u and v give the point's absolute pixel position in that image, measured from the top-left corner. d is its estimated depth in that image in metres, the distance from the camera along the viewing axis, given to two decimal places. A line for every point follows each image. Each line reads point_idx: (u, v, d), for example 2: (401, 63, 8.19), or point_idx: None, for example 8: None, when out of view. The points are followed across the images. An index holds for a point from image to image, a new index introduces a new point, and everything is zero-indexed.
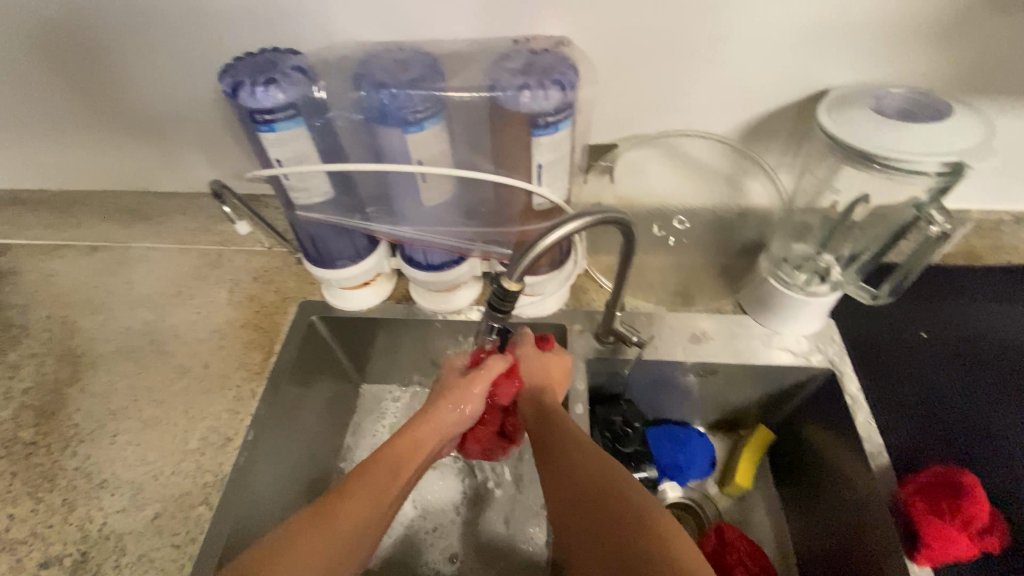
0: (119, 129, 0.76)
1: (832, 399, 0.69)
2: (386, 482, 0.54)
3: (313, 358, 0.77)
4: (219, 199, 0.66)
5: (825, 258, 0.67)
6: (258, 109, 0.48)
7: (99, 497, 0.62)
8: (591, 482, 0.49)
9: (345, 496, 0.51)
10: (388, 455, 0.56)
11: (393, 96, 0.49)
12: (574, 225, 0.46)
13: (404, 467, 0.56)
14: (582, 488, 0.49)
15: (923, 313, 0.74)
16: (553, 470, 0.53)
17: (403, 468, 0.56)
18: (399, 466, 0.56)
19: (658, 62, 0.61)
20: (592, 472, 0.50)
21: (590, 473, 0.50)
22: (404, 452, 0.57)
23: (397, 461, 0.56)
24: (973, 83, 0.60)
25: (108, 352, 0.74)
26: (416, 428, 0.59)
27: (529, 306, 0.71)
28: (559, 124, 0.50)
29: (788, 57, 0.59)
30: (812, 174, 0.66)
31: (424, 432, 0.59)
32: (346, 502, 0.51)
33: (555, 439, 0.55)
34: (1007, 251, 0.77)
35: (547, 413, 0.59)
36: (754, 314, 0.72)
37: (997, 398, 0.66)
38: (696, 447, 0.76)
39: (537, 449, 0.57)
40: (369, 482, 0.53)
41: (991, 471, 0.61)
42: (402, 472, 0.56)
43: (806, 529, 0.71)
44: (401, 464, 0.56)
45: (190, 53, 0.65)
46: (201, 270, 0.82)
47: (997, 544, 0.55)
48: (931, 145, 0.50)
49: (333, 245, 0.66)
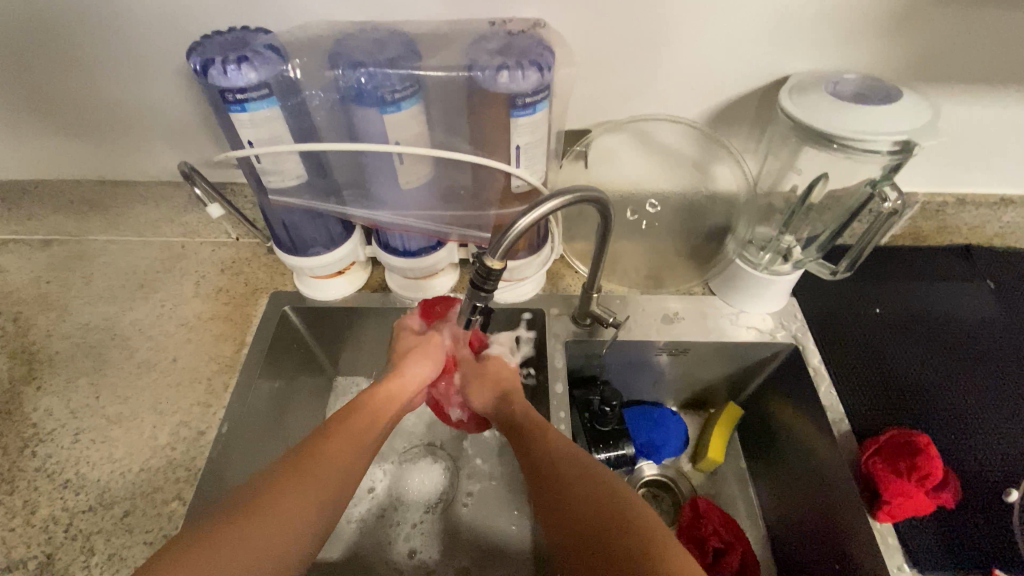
0: (73, 115, 0.72)
1: (797, 373, 0.72)
2: (361, 433, 0.56)
3: (286, 351, 0.76)
4: (189, 181, 0.64)
5: (787, 239, 0.70)
6: (230, 88, 0.47)
7: (62, 498, 0.59)
8: (595, 509, 0.47)
9: (323, 441, 0.53)
10: (360, 409, 0.59)
11: (370, 76, 0.49)
12: (555, 203, 0.47)
13: (375, 419, 0.59)
14: (586, 515, 0.47)
15: (876, 290, 0.79)
16: (553, 496, 0.51)
17: (375, 420, 0.59)
18: (372, 421, 0.58)
19: (630, 49, 0.63)
20: (599, 497, 0.48)
21: (595, 501, 0.48)
22: (375, 408, 0.60)
23: (368, 414, 0.59)
24: (918, 71, 0.64)
25: (65, 349, 0.71)
26: (385, 386, 0.63)
27: (507, 290, 0.72)
28: (537, 105, 0.51)
29: (753, 45, 0.62)
30: (775, 157, 0.70)
31: (393, 390, 0.63)
32: (321, 452, 0.52)
33: (554, 462, 0.53)
34: (948, 232, 0.83)
35: (541, 432, 0.57)
36: (723, 295, 0.75)
37: (945, 367, 0.71)
38: (670, 425, 0.78)
39: (535, 474, 0.54)
40: (346, 431, 0.55)
41: (942, 434, 0.65)
42: (374, 426, 0.58)
43: (777, 499, 0.74)
44: (372, 417, 0.59)
45: (153, 34, 0.63)
46: (165, 263, 0.79)
47: (950, 497, 0.59)
48: (885, 125, 0.54)
49: (306, 231, 0.65)
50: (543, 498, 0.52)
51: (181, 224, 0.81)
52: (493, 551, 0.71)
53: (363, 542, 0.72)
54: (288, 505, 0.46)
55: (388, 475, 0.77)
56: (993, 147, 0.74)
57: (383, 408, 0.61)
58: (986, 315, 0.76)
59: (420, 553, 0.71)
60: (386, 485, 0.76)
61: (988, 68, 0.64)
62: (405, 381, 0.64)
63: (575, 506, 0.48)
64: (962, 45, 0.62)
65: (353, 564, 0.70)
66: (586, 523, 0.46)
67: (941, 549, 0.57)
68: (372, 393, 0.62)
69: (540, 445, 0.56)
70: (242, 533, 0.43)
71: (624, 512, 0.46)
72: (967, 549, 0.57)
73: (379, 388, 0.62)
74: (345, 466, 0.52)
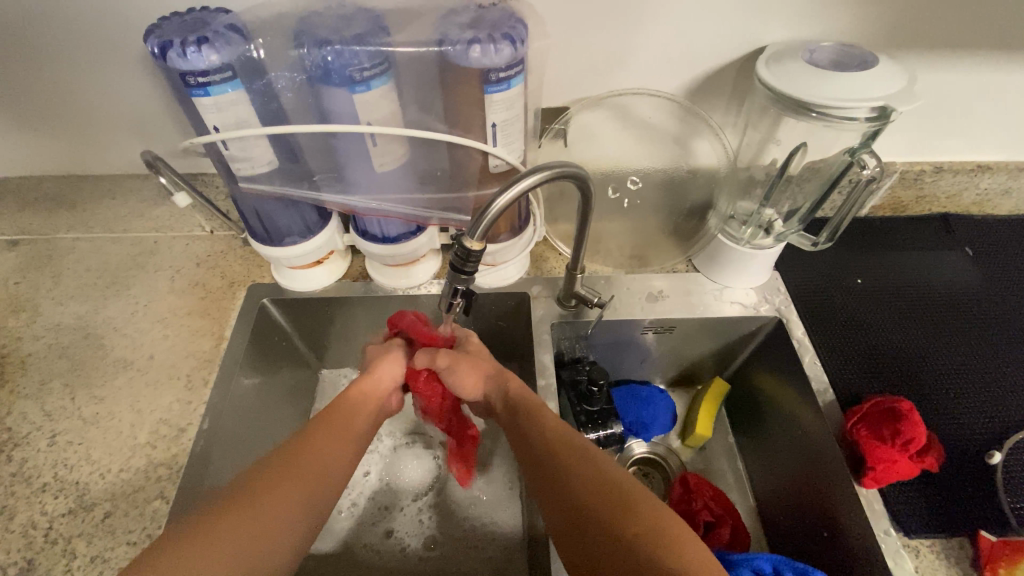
0: (30, 108, 0.69)
1: (782, 346, 0.73)
2: (343, 434, 0.55)
3: (267, 345, 0.74)
4: (153, 170, 0.61)
5: (767, 212, 0.71)
6: (191, 71, 0.45)
7: (41, 502, 0.58)
8: (590, 486, 0.46)
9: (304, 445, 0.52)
10: (340, 414, 0.58)
11: (336, 52, 0.47)
12: (532, 179, 0.46)
13: (352, 417, 0.58)
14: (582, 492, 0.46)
15: (857, 261, 0.80)
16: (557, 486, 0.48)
17: (353, 419, 0.58)
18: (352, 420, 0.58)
19: (605, 21, 0.61)
20: (595, 476, 0.47)
21: (591, 479, 0.47)
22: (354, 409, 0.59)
23: (344, 415, 0.58)
24: (895, 36, 0.64)
25: (38, 350, 0.69)
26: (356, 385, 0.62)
27: (490, 274, 0.71)
28: (512, 80, 0.50)
29: (729, 15, 0.61)
30: (755, 130, 0.69)
31: (365, 389, 0.62)
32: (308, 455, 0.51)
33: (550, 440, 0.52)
34: (927, 201, 0.83)
35: (538, 413, 0.56)
36: (706, 271, 0.75)
37: (926, 334, 0.72)
38: (658, 404, 0.78)
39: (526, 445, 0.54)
40: (328, 434, 0.54)
41: (925, 400, 0.66)
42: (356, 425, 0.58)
43: (765, 471, 0.75)
44: (350, 414, 0.58)
45: (110, 19, 0.60)
46: (139, 259, 0.77)
47: (934, 462, 0.60)
48: (864, 91, 0.53)
49: (280, 221, 0.63)
50: (536, 477, 0.51)
51: (152, 218, 0.79)
52: (486, 535, 0.71)
53: (353, 533, 0.71)
54: (276, 498, 0.46)
55: (377, 465, 0.76)
56: (969, 113, 0.74)
57: (358, 407, 0.60)
58: (968, 282, 0.77)
59: (412, 541, 0.71)
60: (376, 475, 0.75)
61: (963, 32, 0.64)
62: (372, 383, 0.63)
63: (570, 486, 0.47)
64: (937, 10, 0.62)
65: (345, 555, 0.69)
66: (582, 502, 0.46)
67: (924, 512, 0.58)
68: (343, 396, 0.60)
69: (532, 425, 0.55)
70: (226, 531, 0.42)
71: (620, 489, 0.46)
72: (950, 511, 0.58)
73: (351, 391, 0.61)
74: (329, 459, 0.52)
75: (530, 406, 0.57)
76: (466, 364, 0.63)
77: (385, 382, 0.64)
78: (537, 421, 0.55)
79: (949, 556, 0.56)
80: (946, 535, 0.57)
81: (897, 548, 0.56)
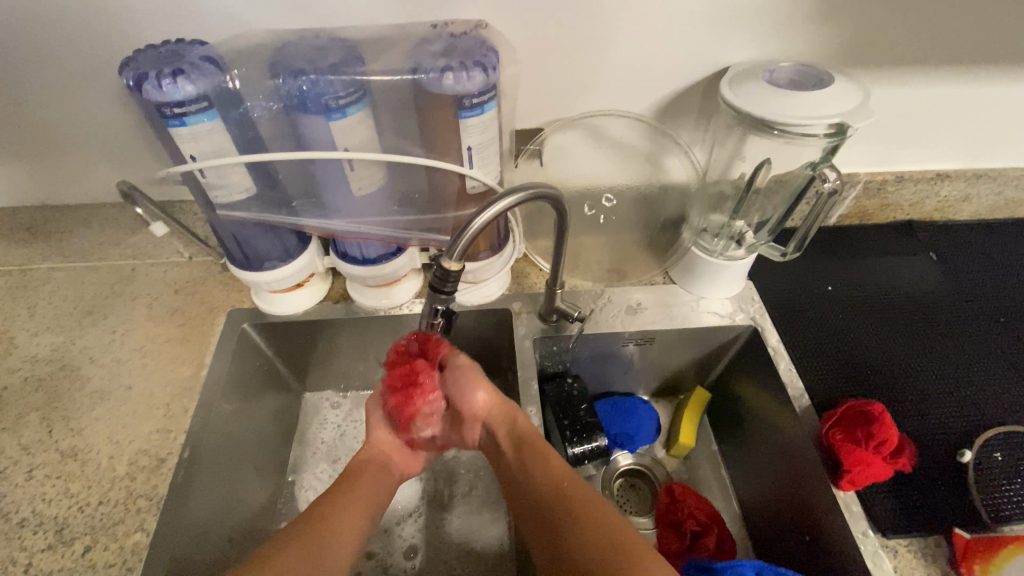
0: (3, 139, 0.69)
1: (758, 353, 0.75)
2: (350, 499, 0.58)
3: (249, 370, 0.74)
4: (130, 201, 0.61)
5: (737, 224, 0.72)
6: (167, 102, 0.46)
7: (17, 539, 0.56)
8: (588, 536, 0.48)
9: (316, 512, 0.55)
10: (345, 476, 0.62)
11: (312, 82, 0.49)
12: (507, 201, 0.47)
13: (359, 480, 0.61)
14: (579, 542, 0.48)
15: (827, 269, 0.82)
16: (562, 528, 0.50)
17: (358, 482, 0.61)
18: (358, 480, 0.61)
19: (576, 46, 0.63)
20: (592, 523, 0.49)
21: (593, 529, 0.48)
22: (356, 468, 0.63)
23: (352, 481, 0.61)
24: (849, 57, 0.67)
25: (12, 383, 0.67)
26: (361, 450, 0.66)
27: (470, 292, 0.72)
28: (485, 105, 0.51)
29: (692, 39, 0.64)
30: (722, 147, 0.72)
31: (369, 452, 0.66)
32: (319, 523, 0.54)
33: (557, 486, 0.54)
34: (891, 209, 0.87)
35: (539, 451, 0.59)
36: (682, 283, 0.77)
37: (896, 338, 0.75)
38: (642, 414, 0.80)
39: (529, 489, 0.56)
40: (335, 500, 0.57)
41: (896, 402, 0.68)
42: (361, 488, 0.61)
43: (748, 477, 0.76)
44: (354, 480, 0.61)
45: (85, 51, 0.60)
46: (116, 287, 0.76)
47: (906, 462, 0.61)
48: (821, 109, 0.56)
49: (259, 246, 0.64)
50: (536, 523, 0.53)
51: (130, 245, 0.78)
52: (476, 554, 0.71)
53: None
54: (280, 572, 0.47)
55: None
56: (924, 126, 0.78)
57: (365, 469, 0.63)
58: (932, 287, 0.80)
59: (401, 565, 0.70)
60: None
61: (914, 51, 0.67)
62: (374, 447, 0.66)
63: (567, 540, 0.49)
64: (888, 32, 0.65)
65: None
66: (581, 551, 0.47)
67: (899, 511, 0.60)
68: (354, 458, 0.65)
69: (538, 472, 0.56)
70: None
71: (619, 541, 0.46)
72: (925, 510, 0.60)
73: (357, 459, 0.65)
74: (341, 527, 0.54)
75: (531, 443, 0.59)
76: (451, 384, 0.65)
77: (388, 442, 0.67)
78: (540, 465, 0.56)
79: (926, 554, 0.58)
80: (923, 534, 0.59)
81: (876, 549, 0.57)
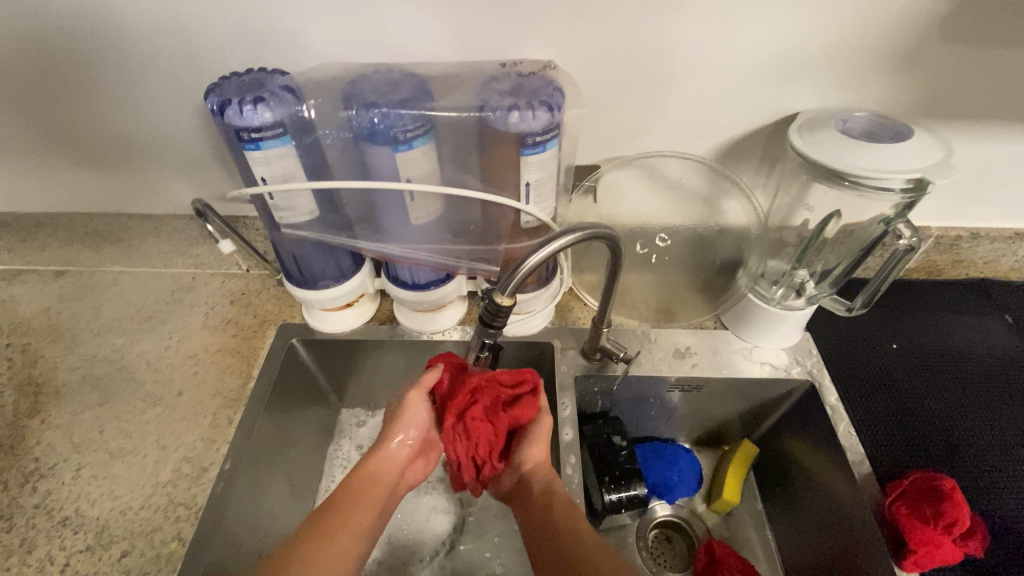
0: (93, 150, 0.74)
1: (814, 410, 0.70)
2: (357, 515, 0.54)
3: (292, 384, 0.75)
4: (202, 219, 0.65)
5: (799, 275, 0.69)
6: (245, 128, 0.48)
7: (62, 535, 0.58)
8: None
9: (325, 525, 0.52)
10: (359, 483, 0.58)
11: (382, 115, 0.50)
12: (565, 241, 0.47)
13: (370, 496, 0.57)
14: None
15: (891, 325, 0.77)
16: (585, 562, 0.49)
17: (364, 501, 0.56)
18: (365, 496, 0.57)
19: (641, 87, 0.63)
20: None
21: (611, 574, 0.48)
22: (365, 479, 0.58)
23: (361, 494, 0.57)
24: (927, 108, 0.64)
25: (72, 381, 0.71)
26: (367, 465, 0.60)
27: (516, 324, 0.71)
28: (547, 144, 0.52)
29: (760, 86, 0.63)
30: (785, 193, 0.70)
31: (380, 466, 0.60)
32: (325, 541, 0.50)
33: (582, 534, 0.52)
34: (964, 265, 0.81)
35: (566, 505, 0.56)
36: (734, 329, 0.74)
37: (967, 406, 0.69)
38: (683, 465, 0.76)
39: (555, 525, 0.54)
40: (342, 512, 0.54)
41: (968, 478, 0.63)
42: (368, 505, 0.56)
43: (797, 543, 0.71)
44: (365, 494, 0.57)
45: (176, 76, 0.65)
46: (175, 294, 0.80)
47: (978, 547, 0.57)
48: (898, 164, 0.54)
49: (316, 265, 0.65)
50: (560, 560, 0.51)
51: (193, 256, 0.82)
52: None
53: None
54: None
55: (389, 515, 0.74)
56: (1007, 180, 0.73)
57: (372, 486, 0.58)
58: (1010, 352, 0.74)
59: None
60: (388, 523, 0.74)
61: (998, 106, 0.64)
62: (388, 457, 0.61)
63: None
64: (971, 84, 0.62)
65: None
66: None
67: None
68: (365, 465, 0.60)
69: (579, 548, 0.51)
70: None
71: None
72: None
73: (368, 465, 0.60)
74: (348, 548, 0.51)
75: (569, 513, 0.55)
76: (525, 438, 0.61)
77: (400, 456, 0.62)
78: (583, 560, 0.49)
79: None
80: None
81: None
